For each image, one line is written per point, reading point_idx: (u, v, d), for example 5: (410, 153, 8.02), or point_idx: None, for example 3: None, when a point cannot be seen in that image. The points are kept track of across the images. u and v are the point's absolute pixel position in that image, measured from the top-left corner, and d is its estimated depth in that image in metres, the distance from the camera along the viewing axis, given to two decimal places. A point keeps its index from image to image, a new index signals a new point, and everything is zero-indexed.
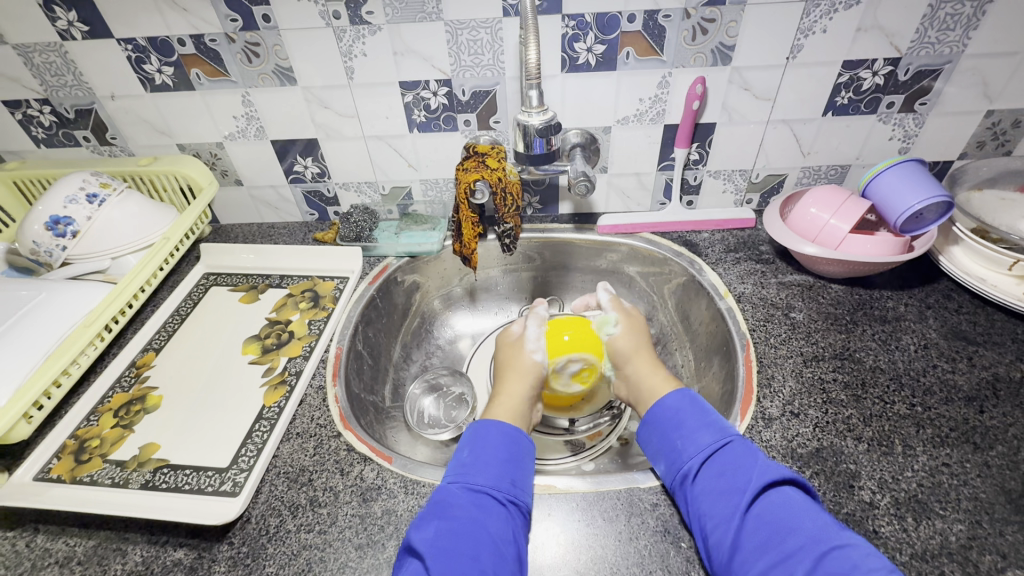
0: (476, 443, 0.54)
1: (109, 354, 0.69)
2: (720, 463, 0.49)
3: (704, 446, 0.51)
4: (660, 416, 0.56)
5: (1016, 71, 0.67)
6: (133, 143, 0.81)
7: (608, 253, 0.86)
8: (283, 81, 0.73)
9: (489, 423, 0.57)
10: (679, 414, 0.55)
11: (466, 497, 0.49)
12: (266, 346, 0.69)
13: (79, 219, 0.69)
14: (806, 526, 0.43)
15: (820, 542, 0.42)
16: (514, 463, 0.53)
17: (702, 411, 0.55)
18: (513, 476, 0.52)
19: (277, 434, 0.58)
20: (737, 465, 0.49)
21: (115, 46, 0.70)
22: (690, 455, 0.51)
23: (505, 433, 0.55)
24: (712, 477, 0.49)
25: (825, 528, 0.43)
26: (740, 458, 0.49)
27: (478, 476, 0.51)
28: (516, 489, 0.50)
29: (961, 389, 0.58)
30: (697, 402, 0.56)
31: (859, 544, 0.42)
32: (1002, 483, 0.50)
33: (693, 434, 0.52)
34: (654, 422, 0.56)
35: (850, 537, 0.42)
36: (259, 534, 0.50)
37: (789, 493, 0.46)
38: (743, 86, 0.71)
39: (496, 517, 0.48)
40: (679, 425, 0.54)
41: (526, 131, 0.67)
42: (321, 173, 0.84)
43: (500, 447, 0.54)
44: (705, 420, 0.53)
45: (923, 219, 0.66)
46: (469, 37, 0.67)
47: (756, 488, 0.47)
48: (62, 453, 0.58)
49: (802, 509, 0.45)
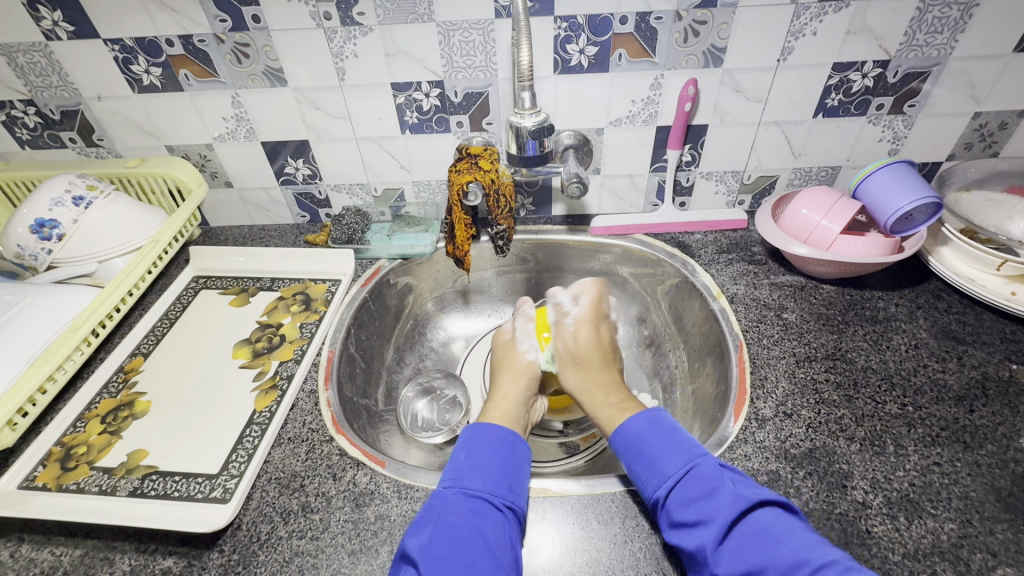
0: (473, 448, 0.54)
1: (96, 358, 0.68)
2: (685, 490, 0.48)
3: (667, 475, 0.49)
4: (623, 444, 0.54)
5: (1003, 73, 0.68)
6: (120, 144, 0.80)
7: (601, 255, 0.85)
8: (273, 82, 0.72)
9: (491, 426, 0.57)
10: (640, 441, 0.53)
11: (461, 503, 0.48)
12: (256, 350, 0.68)
13: (65, 222, 0.68)
14: (783, 554, 0.42)
15: (800, 566, 0.41)
16: (510, 469, 0.53)
17: (666, 434, 0.53)
18: (509, 481, 0.51)
19: (268, 438, 0.57)
20: (704, 490, 0.47)
21: (102, 47, 0.69)
22: (657, 484, 0.49)
23: (503, 439, 0.55)
24: (681, 506, 0.47)
25: (801, 549, 0.42)
26: (708, 482, 0.48)
27: (475, 481, 0.50)
28: (512, 495, 0.50)
29: (951, 389, 0.58)
30: (657, 424, 0.54)
31: (841, 560, 0.41)
32: (991, 482, 0.50)
33: (658, 462, 0.51)
34: (618, 449, 0.55)
35: (832, 554, 0.41)
36: (250, 541, 0.49)
37: (766, 515, 0.45)
38: (734, 88, 0.71)
39: (492, 523, 0.47)
40: (641, 453, 0.52)
41: (519, 133, 0.66)
42: (312, 175, 0.83)
43: (498, 453, 0.54)
44: (668, 445, 0.52)
45: (912, 219, 0.67)
46: (461, 38, 0.67)
47: (727, 516, 0.45)
48: (48, 460, 0.57)
49: (776, 532, 0.43)
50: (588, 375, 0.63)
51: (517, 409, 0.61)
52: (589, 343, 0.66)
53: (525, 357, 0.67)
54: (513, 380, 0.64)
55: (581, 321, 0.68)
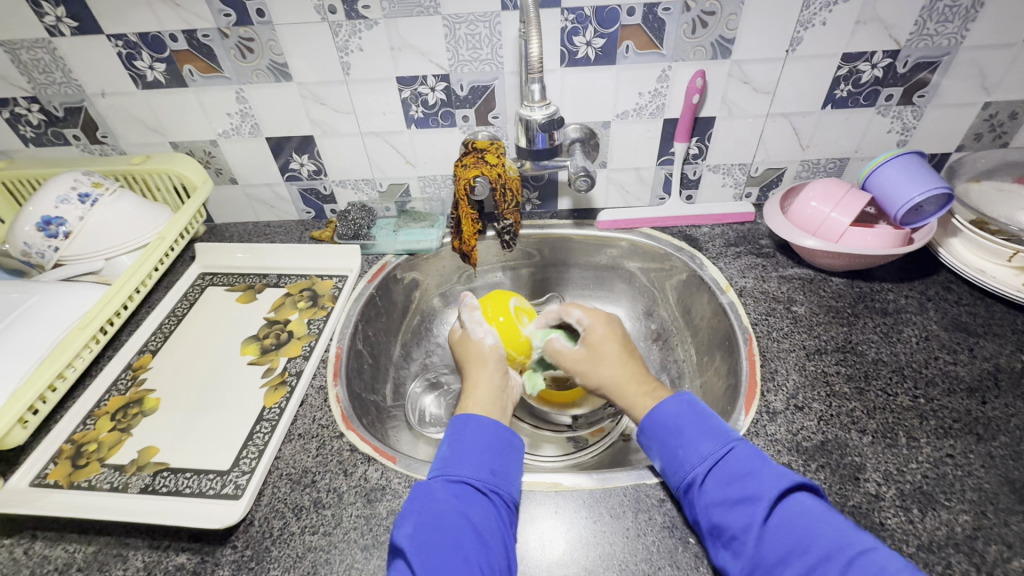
0: (454, 435, 0.53)
1: (104, 356, 0.68)
2: (727, 471, 0.47)
3: (709, 455, 0.48)
4: (658, 424, 0.52)
5: (1014, 62, 0.67)
6: (124, 141, 0.80)
7: (608, 249, 0.85)
8: (278, 77, 0.72)
9: (466, 417, 0.54)
10: (678, 422, 0.51)
11: (445, 489, 0.48)
12: (264, 347, 0.68)
13: (71, 219, 0.68)
14: (826, 533, 0.42)
15: (842, 549, 0.40)
16: (493, 452, 0.52)
17: (701, 416, 0.51)
18: (492, 465, 0.50)
19: (279, 435, 0.57)
20: (747, 471, 0.46)
21: (106, 43, 0.68)
22: (696, 464, 0.48)
23: (481, 425, 0.53)
24: (721, 487, 0.46)
25: (843, 532, 0.42)
26: (750, 464, 0.47)
27: (458, 468, 0.50)
28: (495, 479, 0.49)
29: (963, 380, 0.58)
30: (695, 406, 0.52)
31: (879, 545, 0.41)
32: (1005, 473, 0.50)
33: (696, 443, 0.49)
34: (651, 430, 0.52)
35: (870, 540, 0.41)
36: (263, 537, 0.49)
37: (803, 498, 0.45)
38: (743, 79, 0.70)
39: (476, 507, 0.47)
40: (679, 432, 0.50)
41: (527, 126, 0.66)
42: (317, 171, 0.83)
43: (479, 438, 0.52)
44: (706, 426, 0.50)
45: (922, 212, 0.67)
46: (468, 31, 0.67)
47: (771, 497, 0.44)
48: (58, 458, 0.57)
49: (816, 514, 0.43)
50: (608, 370, 0.59)
51: (488, 393, 0.58)
52: (605, 341, 0.60)
53: (484, 346, 0.62)
54: (477, 372, 0.60)
55: (591, 324, 0.62)
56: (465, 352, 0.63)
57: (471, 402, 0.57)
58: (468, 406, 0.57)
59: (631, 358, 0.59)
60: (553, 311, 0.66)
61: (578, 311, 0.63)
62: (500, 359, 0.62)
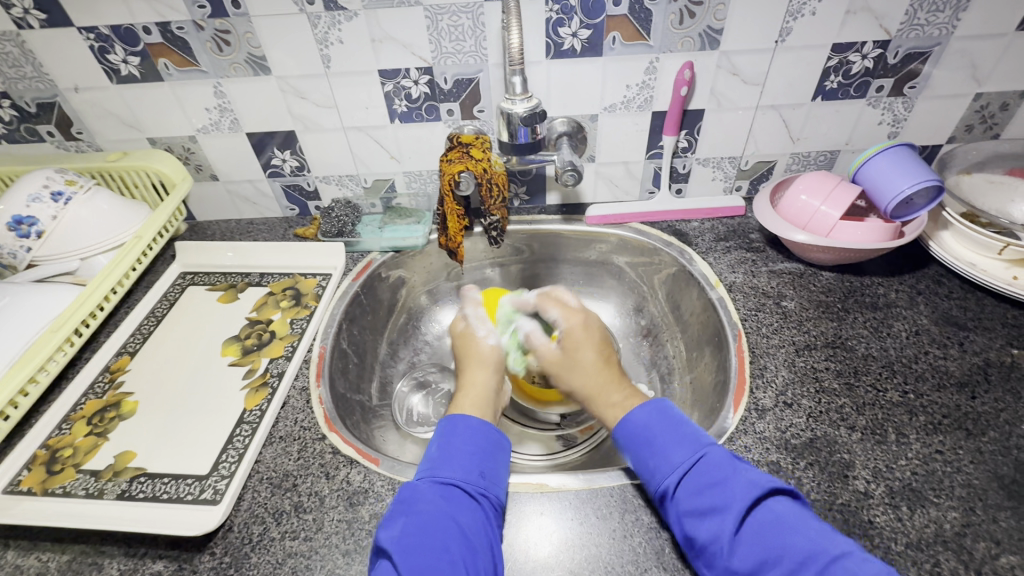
0: (445, 436, 0.52)
1: (81, 358, 0.67)
2: (698, 479, 0.46)
3: (678, 465, 0.47)
4: (627, 434, 0.52)
5: (1005, 52, 0.66)
6: (100, 137, 0.78)
7: (597, 244, 0.84)
8: (256, 71, 0.70)
9: (456, 417, 0.54)
10: (648, 429, 0.51)
11: (433, 491, 0.47)
12: (246, 347, 0.67)
13: (44, 218, 0.66)
14: (798, 542, 0.41)
15: (815, 557, 0.39)
16: (481, 454, 0.51)
17: (673, 423, 0.51)
18: (482, 468, 0.50)
19: (259, 438, 0.56)
20: (718, 479, 0.46)
21: (77, 36, 0.66)
22: (666, 474, 0.48)
23: (472, 426, 0.53)
24: (692, 497, 0.46)
25: (817, 539, 0.41)
26: (720, 473, 0.46)
27: (446, 469, 0.49)
28: (485, 481, 0.49)
29: (952, 375, 0.58)
30: (667, 414, 0.52)
31: (853, 551, 0.40)
32: (994, 469, 0.49)
33: (667, 452, 0.49)
34: (622, 440, 0.52)
35: (844, 545, 0.40)
36: (242, 543, 0.48)
37: (775, 506, 0.44)
38: (731, 71, 0.69)
39: (465, 509, 0.46)
40: (650, 442, 0.50)
41: (510, 120, 0.65)
42: (300, 167, 0.81)
43: (466, 438, 0.52)
44: (677, 434, 0.50)
45: (913, 204, 0.66)
46: (450, 22, 0.65)
47: (741, 506, 0.43)
48: (33, 464, 0.55)
49: (790, 522, 0.42)
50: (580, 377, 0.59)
51: (481, 392, 0.58)
52: (582, 344, 0.61)
53: (485, 346, 0.63)
54: (475, 372, 0.60)
55: (568, 325, 0.63)
56: (465, 347, 0.64)
57: (464, 401, 0.57)
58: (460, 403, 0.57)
59: (605, 365, 0.59)
60: (529, 303, 0.68)
61: (555, 309, 0.65)
62: (500, 363, 0.62)
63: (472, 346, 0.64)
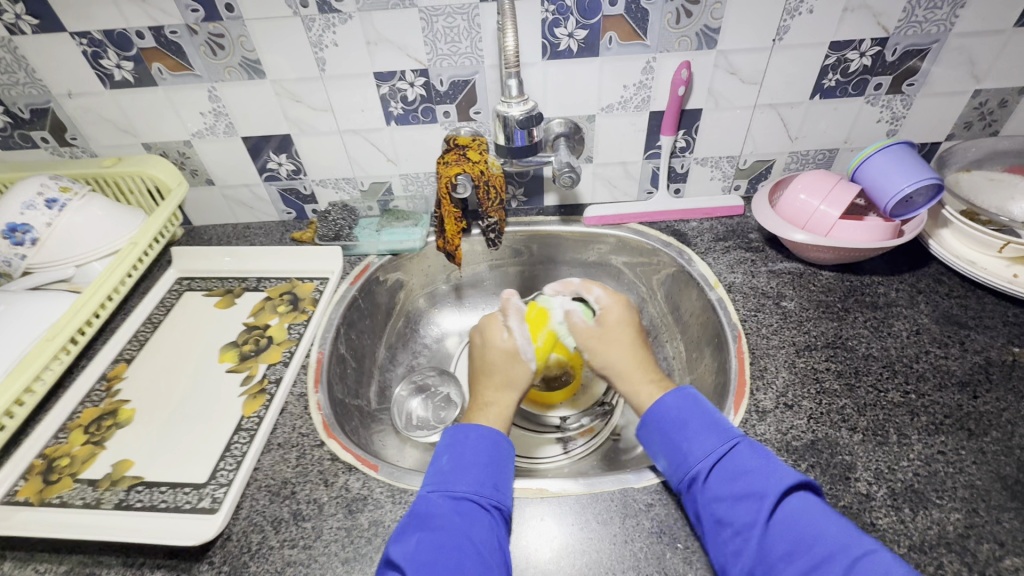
0: (456, 448, 0.52)
1: (78, 366, 0.66)
2: (732, 466, 0.47)
3: (715, 449, 0.48)
4: (662, 417, 0.52)
5: (1003, 48, 0.66)
6: (94, 142, 0.77)
7: (595, 245, 0.84)
8: (250, 75, 0.69)
9: (469, 427, 0.54)
10: (681, 414, 0.51)
11: (446, 507, 0.47)
12: (243, 354, 0.67)
13: (38, 225, 0.66)
14: (831, 533, 0.41)
15: (848, 549, 0.40)
16: (496, 467, 0.50)
17: (705, 411, 0.52)
18: (495, 480, 0.49)
19: (257, 445, 0.56)
20: (752, 467, 0.46)
21: (69, 41, 0.66)
22: (700, 458, 0.48)
23: (483, 437, 0.52)
24: (725, 482, 0.46)
25: (848, 532, 0.41)
26: (753, 461, 0.47)
27: (459, 483, 0.48)
28: (498, 494, 0.48)
29: (954, 375, 0.57)
30: (699, 401, 0.52)
31: (882, 548, 0.40)
32: (997, 469, 0.49)
33: (700, 438, 0.49)
34: (653, 421, 0.53)
35: (871, 541, 0.41)
36: (241, 552, 0.48)
37: (803, 498, 0.44)
38: (729, 70, 0.69)
39: (479, 524, 0.46)
40: (684, 426, 0.50)
41: (506, 122, 0.64)
42: (296, 170, 0.81)
43: (480, 451, 0.51)
44: (709, 421, 0.50)
45: (913, 203, 0.66)
46: (445, 23, 0.64)
47: (776, 492, 0.44)
48: (30, 474, 0.55)
49: (820, 514, 0.43)
50: (618, 353, 0.60)
51: (502, 414, 0.57)
52: (618, 328, 0.62)
53: (521, 368, 0.60)
54: (501, 391, 0.59)
55: (608, 306, 0.64)
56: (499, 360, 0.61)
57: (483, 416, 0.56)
58: (478, 417, 0.56)
59: (641, 346, 0.61)
60: (572, 284, 0.66)
61: (599, 290, 0.65)
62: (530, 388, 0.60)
63: (504, 357, 0.61)
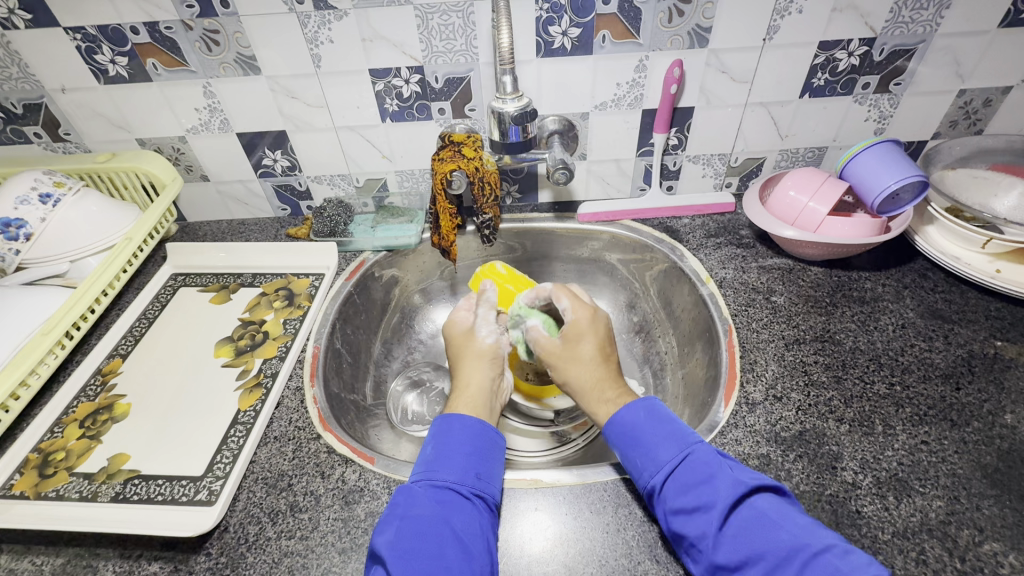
0: (440, 437, 0.52)
1: (72, 361, 0.66)
2: (681, 479, 0.47)
3: (664, 463, 0.48)
4: (615, 434, 0.52)
5: (988, 48, 0.67)
6: (88, 138, 0.77)
7: (589, 242, 0.85)
8: (245, 70, 0.69)
9: (452, 417, 0.54)
10: (635, 429, 0.51)
11: (428, 495, 0.47)
12: (239, 348, 0.67)
13: (33, 221, 0.66)
14: (781, 539, 0.41)
15: (798, 552, 0.40)
16: (478, 456, 0.51)
17: (661, 421, 0.51)
18: (478, 469, 0.50)
19: (254, 438, 0.56)
20: (701, 479, 0.46)
21: (63, 36, 0.65)
22: (652, 472, 0.48)
23: (467, 426, 0.53)
24: (676, 495, 0.46)
25: (801, 533, 0.41)
26: (704, 470, 0.46)
27: (443, 472, 0.49)
28: (481, 483, 0.49)
29: (938, 367, 0.59)
30: (654, 411, 0.52)
31: (836, 544, 0.40)
32: (978, 458, 0.50)
33: (653, 450, 0.49)
34: (610, 439, 0.53)
35: (829, 538, 0.41)
36: (238, 543, 0.48)
37: (757, 503, 0.44)
38: (720, 68, 0.70)
39: (460, 514, 0.46)
40: (638, 441, 0.50)
41: (501, 119, 0.65)
42: (291, 167, 0.81)
43: (464, 439, 0.52)
44: (665, 432, 0.50)
45: (899, 200, 0.67)
46: (440, 21, 0.65)
47: (724, 504, 0.44)
48: (24, 468, 0.55)
49: (772, 519, 0.42)
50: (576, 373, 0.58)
51: (469, 393, 0.58)
52: (580, 342, 0.58)
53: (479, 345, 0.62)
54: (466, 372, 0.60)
55: (578, 317, 0.60)
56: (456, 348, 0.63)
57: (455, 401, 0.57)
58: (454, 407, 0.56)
59: (604, 364, 0.58)
60: (544, 291, 0.63)
61: (567, 300, 0.61)
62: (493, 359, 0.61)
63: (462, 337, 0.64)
